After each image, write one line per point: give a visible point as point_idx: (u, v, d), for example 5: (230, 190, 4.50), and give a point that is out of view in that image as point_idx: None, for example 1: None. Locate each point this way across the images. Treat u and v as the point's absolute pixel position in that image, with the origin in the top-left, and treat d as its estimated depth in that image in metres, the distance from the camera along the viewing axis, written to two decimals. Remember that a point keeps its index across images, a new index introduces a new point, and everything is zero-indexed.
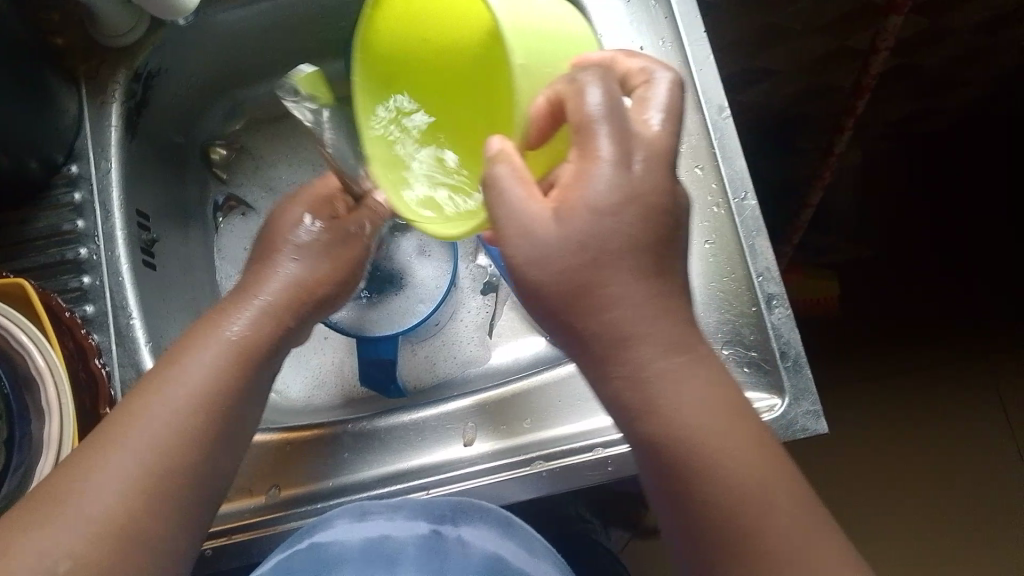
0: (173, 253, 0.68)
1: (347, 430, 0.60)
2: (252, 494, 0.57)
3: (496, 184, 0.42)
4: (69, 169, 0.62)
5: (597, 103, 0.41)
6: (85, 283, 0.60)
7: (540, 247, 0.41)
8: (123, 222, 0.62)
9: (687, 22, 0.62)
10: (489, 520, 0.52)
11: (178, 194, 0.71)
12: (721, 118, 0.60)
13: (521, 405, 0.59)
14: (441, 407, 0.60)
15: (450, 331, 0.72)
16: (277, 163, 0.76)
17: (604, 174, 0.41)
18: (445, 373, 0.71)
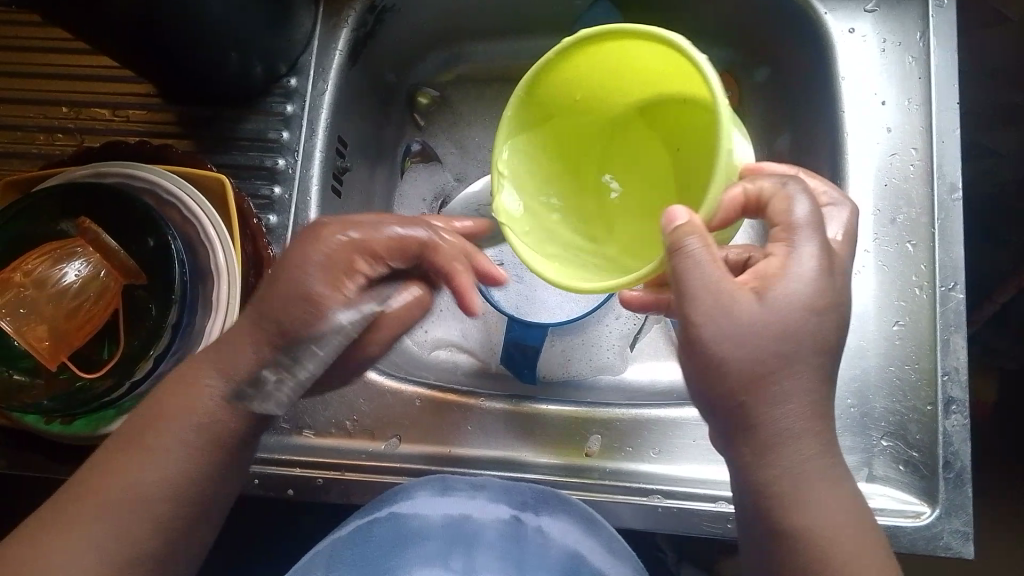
0: (359, 184, 0.70)
1: (479, 407, 0.59)
2: (372, 437, 0.58)
3: (689, 260, 0.39)
4: (288, 81, 0.64)
5: (803, 211, 0.41)
6: (275, 193, 0.62)
7: (734, 329, 0.39)
8: (325, 144, 0.64)
9: (943, 89, 0.58)
10: (572, 515, 0.52)
11: (376, 130, 0.72)
12: (949, 199, 0.56)
13: (653, 433, 0.57)
14: (570, 408, 0.59)
15: (593, 333, 0.70)
16: (473, 123, 0.77)
17: (804, 278, 0.40)
18: (577, 373, 0.69)
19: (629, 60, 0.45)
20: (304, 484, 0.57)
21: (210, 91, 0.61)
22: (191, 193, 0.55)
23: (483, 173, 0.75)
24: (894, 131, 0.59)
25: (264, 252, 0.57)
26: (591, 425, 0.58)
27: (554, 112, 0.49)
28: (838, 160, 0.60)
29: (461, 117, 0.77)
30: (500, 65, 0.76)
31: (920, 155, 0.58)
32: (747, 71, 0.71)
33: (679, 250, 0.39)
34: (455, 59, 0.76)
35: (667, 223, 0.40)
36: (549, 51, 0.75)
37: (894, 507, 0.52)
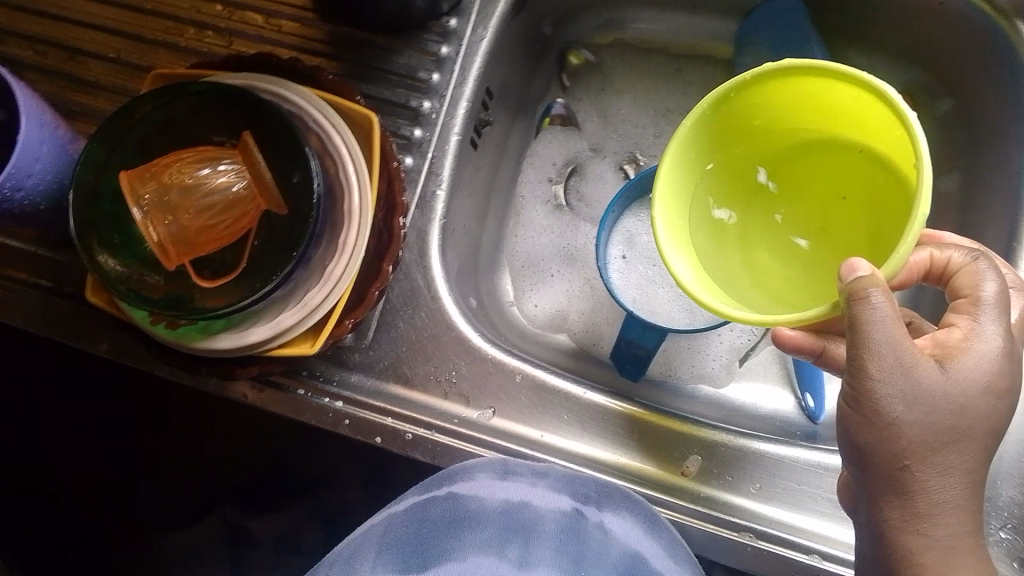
0: (495, 138, 0.67)
1: (580, 398, 0.58)
2: (466, 403, 0.57)
3: (869, 312, 0.39)
4: (447, 20, 0.62)
5: (991, 290, 0.44)
6: (415, 135, 0.60)
7: (912, 389, 0.41)
8: (472, 93, 0.61)
9: None
10: (634, 514, 0.51)
11: (522, 84, 0.69)
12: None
13: (753, 467, 0.55)
14: (666, 418, 0.57)
15: (703, 338, 0.67)
16: (622, 94, 0.72)
17: (989, 357, 0.42)
18: (678, 378, 0.66)
19: (815, 103, 0.48)
20: (391, 435, 0.56)
21: (370, 17, 0.59)
22: (338, 124, 0.53)
23: (621, 150, 0.71)
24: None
25: (399, 199, 0.55)
26: (689, 444, 0.57)
27: (726, 127, 0.50)
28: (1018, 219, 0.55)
29: (610, 85, 0.73)
30: (662, 37, 0.71)
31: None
32: (930, 95, 0.65)
33: (860, 299, 0.39)
34: (618, 23, 0.71)
35: (846, 274, 0.41)
36: (719, 32, 0.70)
37: None
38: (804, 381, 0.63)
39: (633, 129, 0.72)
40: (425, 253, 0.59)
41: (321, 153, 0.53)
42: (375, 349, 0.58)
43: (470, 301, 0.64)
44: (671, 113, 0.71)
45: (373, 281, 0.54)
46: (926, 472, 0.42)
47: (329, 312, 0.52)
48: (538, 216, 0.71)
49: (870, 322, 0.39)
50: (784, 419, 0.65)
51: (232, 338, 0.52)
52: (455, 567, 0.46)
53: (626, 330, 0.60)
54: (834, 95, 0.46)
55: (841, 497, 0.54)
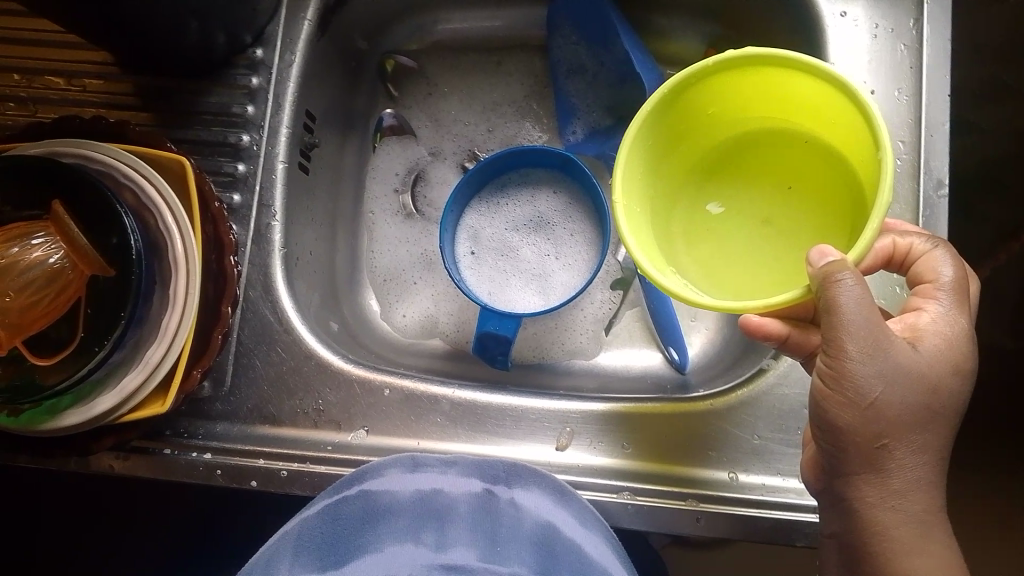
0: (328, 159, 0.67)
1: (448, 398, 0.58)
2: (338, 428, 0.57)
3: (843, 295, 0.41)
4: (253, 52, 0.61)
5: (949, 275, 0.47)
6: (239, 170, 0.60)
7: (887, 367, 0.43)
8: (291, 119, 0.61)
9: (935, 78, 0.56)
10: (543, 487, 0.52)
11: (346, 102, 0.69)
12: (935, 195, 0.55)
13: (623, 428, 0.56)
14: (541, 400, 0.58)
15: (567, 316, 0.69)
16: (449, 95, 0.73)
17: (949, 336, 0.46)
18: (551, 358, 0.68)
19: (772, 91, 0.49)
20: (268, 475, 0.55)
21: (171, 62, 0.58)
22: (150, 174, 0.52)
23: (459, 148, 0.72)
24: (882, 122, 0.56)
25: (226, 237, 0.55)
26: (566, 416, 0.57)
27: (680, 113, 0.50)
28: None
29: (436, 88, 0.74)
30: (475, 34, 0.73)
31: (908, 148, 0.56)
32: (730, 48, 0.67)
33: (832, 283, 0.41)
34: (427, 27, 0.73)
35: (816, 258, 0.43)
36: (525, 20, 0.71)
37: None
38: (666, 336, 0.65)
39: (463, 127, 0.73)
40: (270, 286, 0.59)
41: (138, 208, 0.52)
42: (236, 394, 0.58)
43: (332, 326, 0.63)
44: (499, 106, 0.73)
45: (214, 325, 0.54)
46: (859, 406, 0.43)
47: (174, 365, 0.51)
48: (391, 228, 0.71)
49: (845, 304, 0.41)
50: (655, 375, 0.67)
51: (77, 414, 0.50)
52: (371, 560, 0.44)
53: (486, 324, 0.61)
54: (794, 84, 0.47)
55: (710, 440, 0.55)
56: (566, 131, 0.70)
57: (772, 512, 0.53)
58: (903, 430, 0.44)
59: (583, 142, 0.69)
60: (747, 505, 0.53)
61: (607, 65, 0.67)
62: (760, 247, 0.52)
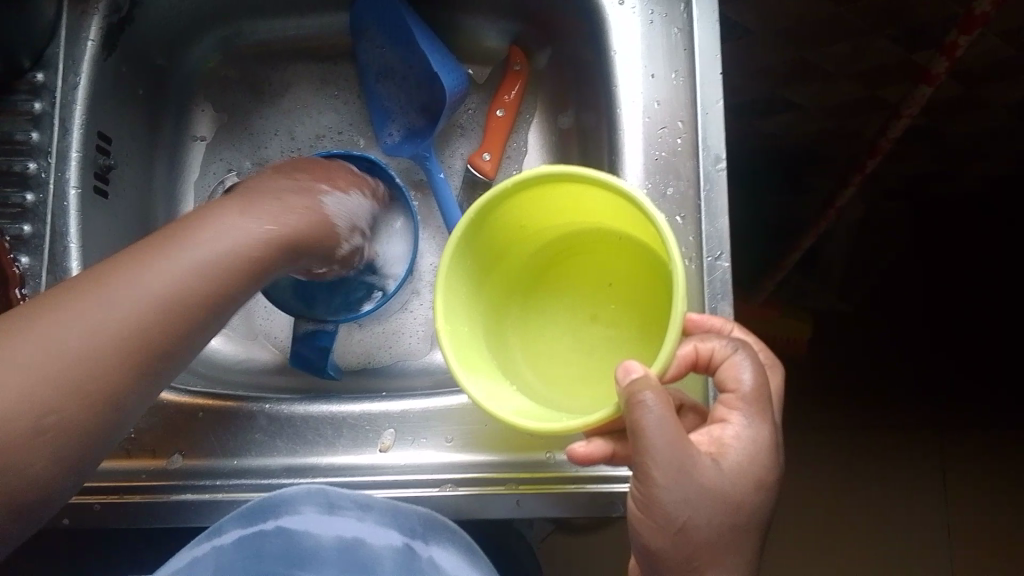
0: (128, 180, 0.64)
1: (264, 413, 0.54)
2: (152, 456, 0.53)
3: (644, 414, 0.40)
4: (34, 76, 0.57)
5: (748, 383, 0.44)
6: (28, 200, 0.56)
7: (689, 493, 0.41)
8: (82, 142, 0.58)
9: (706, 60, 0.55)
10: (455, 544, 0.48)
11: (148, 125, 0.66)
12: (714, 170, 0.54)
13: (436, 422, 0.53)
14: (363, 404, 0.55)
15: (396, 320, 0.68)
16: (260, 117, 0.72)
17: (752, 449, 0.43)
18: (379, 363, 0.66)
19: (571, 199, 0.50)
20: (80, 510, 0.51)
21: None
22: None
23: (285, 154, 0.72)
24: (661, 104, 0.56)
25: None
26: (385, 419, 0.54)
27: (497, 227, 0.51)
28: (614, 133, 0.58)
29: (250, 115, 0.72)
30: (281, 44, 0.72)
31: (686, 128, 0.56)
32: (534, 46, 0.69)
33: (636, 403, 0.40)
34: (231, 39, 0.71)
35: (624, 376, 0.43)
36: (336, 27, 0.71)
37: None
38: None
39: (287, 134, 0.72)
40: None
41: None
42: None
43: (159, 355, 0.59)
44: (306, 115, 0.72)
45: None
46: (671, 528, 0.41)
47: None
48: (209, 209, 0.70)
49: (648, 447, 0.40)
50: None
51: None
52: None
53: (306, 339, 0.62)
54: (585, 194, 0.49)
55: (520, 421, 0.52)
56: (383, 133, 0.71)
57: (588, 485, 0.50)
58: (676, 457, 0.40)
59: (402, 142, 0.70)
60: (564, 482, 0.50)
61: (414, 67, 0.68)
62: (592, 339, 0.56)
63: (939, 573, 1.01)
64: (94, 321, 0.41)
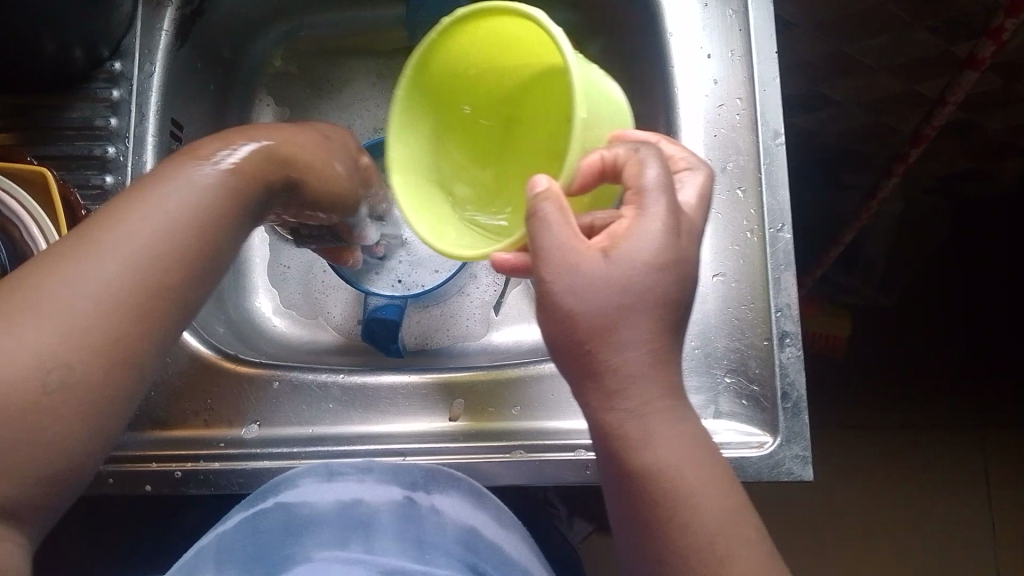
0: None
1: (338, 383, 0.56)
2: (230, 425, 0.56)
3: (541, 222, 0.39)
4: (112, 65, 0.60)
5: (654, 175, 0.39)
6: (107, 182, 0.58)
7: (580, 284, 0.38)
8: (157, 128, 0.60)
9: (763, 39, 0.57)
10: (460, 489, 0.51)
11: (213, 115, 0.69)
12: (773, 144, 0.55)
13: (502, 391, 0.55)
14: (432, 375, 0.57)
15: (454, 303, 0.69)
16: (320, 108, 0.74)
17: (652, 236, 0.38)
18: (438, 344, 0.68)
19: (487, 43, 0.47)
20: (162, 477, 0.54)
21: (27, 78, 0.57)
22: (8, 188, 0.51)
23: None
24: (720, 82, 0.58)
25: None
26: (453, 388, 0.56)
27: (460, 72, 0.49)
28: (671, 111, 0.59)
29: (310, 106, 0.74)
30: (339, 37, 0.74)
31: (745, 105, 0.57)
32: (588, 34, 0.71)
33: (535, 213, 0.39)
34: (293, 32, 0.73)
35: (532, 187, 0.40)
36: (392, 19, 0.72)
37: (739, 440, 0.52)
38: None
39: (345, 125, 0.74)
40: None
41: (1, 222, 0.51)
42: None
43: (217, 329, 0.61)
44: (364, 105, 0.74)
45: None
46: (636, 455, 0.39)
47: None
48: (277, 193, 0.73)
49: (548, 256, 0.38)
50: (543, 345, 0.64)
51: None
52: (304, 567, 0.47)
53: (372, 315, 0.64)
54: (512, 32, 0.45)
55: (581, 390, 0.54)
56: None
57: None
58: (625, 308, 0.38)
59: None
60: None
61: None
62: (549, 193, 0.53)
63: (987, 575, 0.99)
64: (137, 245, 0.40)
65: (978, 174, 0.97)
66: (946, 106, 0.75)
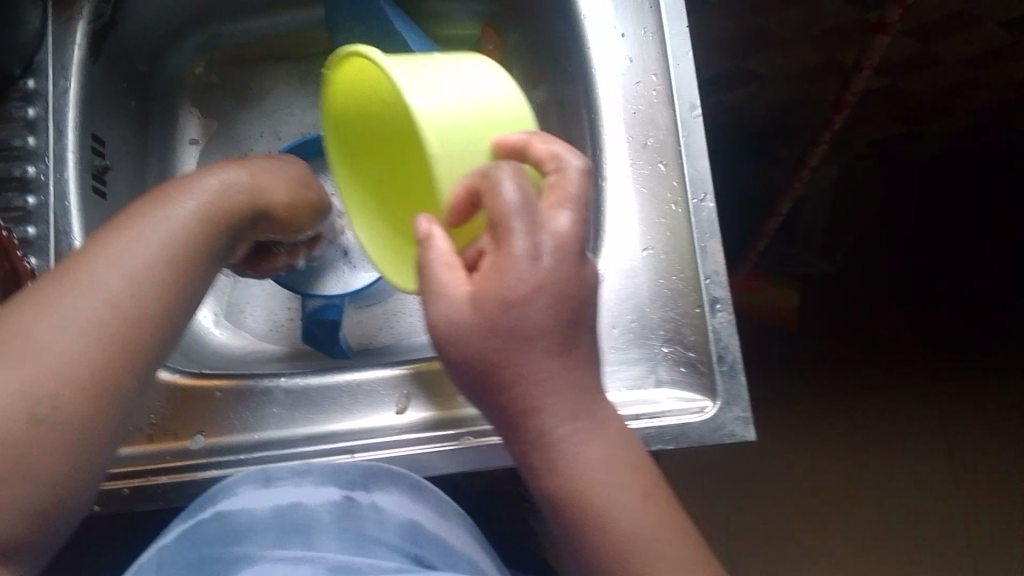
0: (123, 181, 0.65)
1: (281, 386, 0.56)
2: (175, 438, 0.55)
3: (431, 259, 0.41)
4: (25, 83, 0.59)
5: (508, 195, 0.38)
6: (30, 203, 0.57)
7: (459, 321, 0.39)
8: (78, 144, 0.59)
9: (672, 12, 0.58)
10: (400, 485, 0.52)
11: (138, 130, 0.68)
12: (690, 116, 0.56)
13: (449, 380, 0.55)
14: (377, 371, 0.57)
15: (397, 299, 0.69)
16: (247, 116, 0.73)
17: (522, 267, 0.38)
18: (384, 341, 0.68)
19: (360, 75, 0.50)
20: (111, 496, 0.53)
21: None
22: None
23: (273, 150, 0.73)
24: (635, 60, 0.59)
25: (21, 265, 0.54)
26: (398, 382, 0.56)
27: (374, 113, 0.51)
28: (591, 91, 0.60)
29: (238, 114, 0.74)
30: (261, 43, 0.73)
31: (660, 81, 0.58)
32: (508, 25, 0.71)
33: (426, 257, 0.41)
34: (213, 41, 0.72)
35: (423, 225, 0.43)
36: (309, 21, 0.72)
37: (680, 407, 0.53)
38: None
39: (274, 133, 0.73)
40: None
41: None
42: None
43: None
44: (290, 109, 0.74)
45: None
46: (563, 480, 0.40)
47: None
48: None
49: (433, 296, 0.40)
50: None
51: None
52: (249, 570, 0.47)
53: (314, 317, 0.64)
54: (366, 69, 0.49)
55: None
56: None
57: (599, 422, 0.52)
58: (546, 331, 0.38)
59: None
60: None
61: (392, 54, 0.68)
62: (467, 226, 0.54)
63: (942, 524, 1.02)
64: (126, 266, 0.41)
65: (900, 137, 1.00)
66: (863, 70, 0.77)
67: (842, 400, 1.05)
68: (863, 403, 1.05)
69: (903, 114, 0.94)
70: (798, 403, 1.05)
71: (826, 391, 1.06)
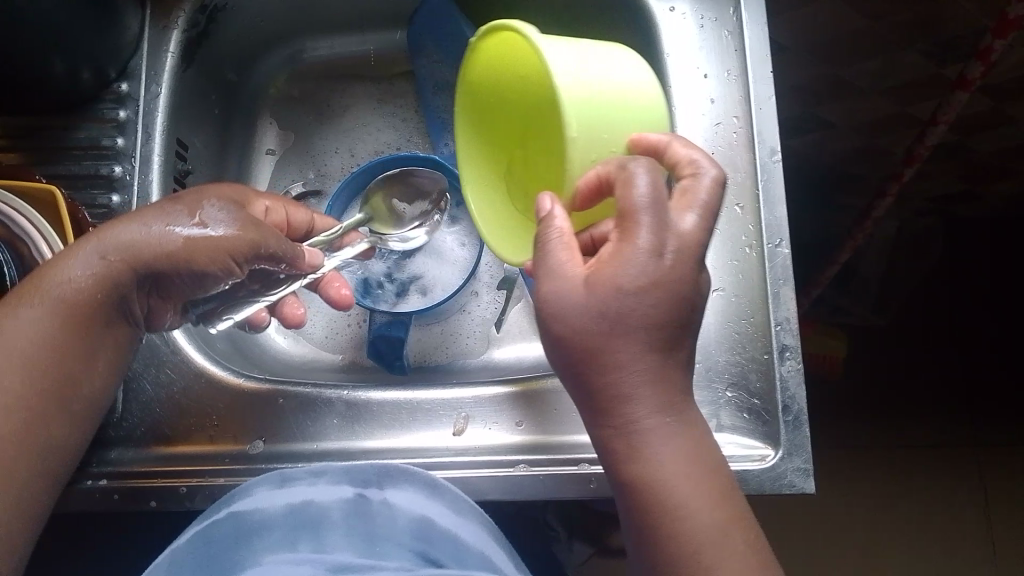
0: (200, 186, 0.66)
1: (341, 399, 0.57)
2: (235, 442, 0.56)
3: (544, 239, 0.42)
4: (119, 86, 0.61)
5: (642, 193, 0.39)
6: (113, 201, 0.59)
7: (574, 303, 0.39)
8: (163, 147, 0.61)
9: (758, 56, 0.58)
10: (414, 483, 0.50)
11: (218, 137, 0.70)
12: (770, 161, 0.56)
13: (508, 405, 0.55)
14: (435, 391, 0.57)
15: (456, 320, 0.70)
16: (322, 130, 0.75)
17: (640, 261, 0.38)
18: (441, 361, 0.68)
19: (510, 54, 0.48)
20: (168, 494, 0.54)
21: (35, 99, 0.58)
22: (16, 206, 0.51)
23: (345, 165, 0.74)
24: (717, 101, 0.59)
25: None
26: (455, 403, 0.56)
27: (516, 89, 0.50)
28: (670, 129, 0.60)
29: (314, 128, 0.75)
30: (341, 61, 0.75)
31: (741, 124, 0.58)
32: None
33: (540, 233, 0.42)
34: (296, 56, 0.74)
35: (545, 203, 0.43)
36: (392, 42, 0.74)
37: (741, 453, 0.53)
38: None
39: (348, 150, 0.74)
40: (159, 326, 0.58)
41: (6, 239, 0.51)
42: (128, 419, 0.57)
43: None
44: (365, 126, 0.75)
45: None
46: (638, 463, 0.40)
47: None
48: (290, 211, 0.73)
49: (544, 273, 0.40)
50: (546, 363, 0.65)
51: None
52: (254, 570, 0.43)
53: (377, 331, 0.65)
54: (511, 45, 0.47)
55: None
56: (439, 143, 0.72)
57: None
58: (623, 323, 0.39)
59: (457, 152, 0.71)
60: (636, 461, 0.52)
61: None
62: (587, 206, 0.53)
63: None
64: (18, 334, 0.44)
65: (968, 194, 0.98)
66: (939, 125, 0.76)
67: (890, 456, 1.03)
68: (912, 462, 1.03)
69: (973, 171, 0.93)
70: (844, 455, 1.03)
71: (874, 446, 1.04)
